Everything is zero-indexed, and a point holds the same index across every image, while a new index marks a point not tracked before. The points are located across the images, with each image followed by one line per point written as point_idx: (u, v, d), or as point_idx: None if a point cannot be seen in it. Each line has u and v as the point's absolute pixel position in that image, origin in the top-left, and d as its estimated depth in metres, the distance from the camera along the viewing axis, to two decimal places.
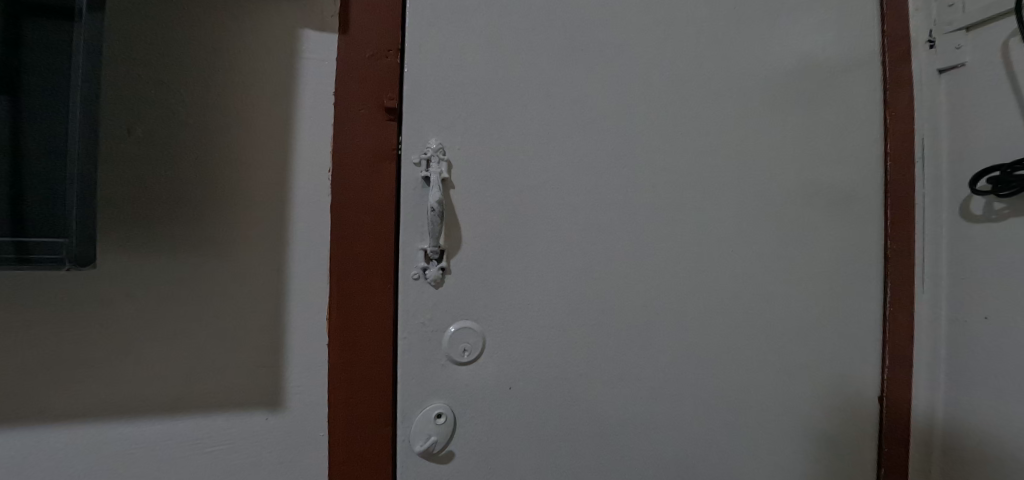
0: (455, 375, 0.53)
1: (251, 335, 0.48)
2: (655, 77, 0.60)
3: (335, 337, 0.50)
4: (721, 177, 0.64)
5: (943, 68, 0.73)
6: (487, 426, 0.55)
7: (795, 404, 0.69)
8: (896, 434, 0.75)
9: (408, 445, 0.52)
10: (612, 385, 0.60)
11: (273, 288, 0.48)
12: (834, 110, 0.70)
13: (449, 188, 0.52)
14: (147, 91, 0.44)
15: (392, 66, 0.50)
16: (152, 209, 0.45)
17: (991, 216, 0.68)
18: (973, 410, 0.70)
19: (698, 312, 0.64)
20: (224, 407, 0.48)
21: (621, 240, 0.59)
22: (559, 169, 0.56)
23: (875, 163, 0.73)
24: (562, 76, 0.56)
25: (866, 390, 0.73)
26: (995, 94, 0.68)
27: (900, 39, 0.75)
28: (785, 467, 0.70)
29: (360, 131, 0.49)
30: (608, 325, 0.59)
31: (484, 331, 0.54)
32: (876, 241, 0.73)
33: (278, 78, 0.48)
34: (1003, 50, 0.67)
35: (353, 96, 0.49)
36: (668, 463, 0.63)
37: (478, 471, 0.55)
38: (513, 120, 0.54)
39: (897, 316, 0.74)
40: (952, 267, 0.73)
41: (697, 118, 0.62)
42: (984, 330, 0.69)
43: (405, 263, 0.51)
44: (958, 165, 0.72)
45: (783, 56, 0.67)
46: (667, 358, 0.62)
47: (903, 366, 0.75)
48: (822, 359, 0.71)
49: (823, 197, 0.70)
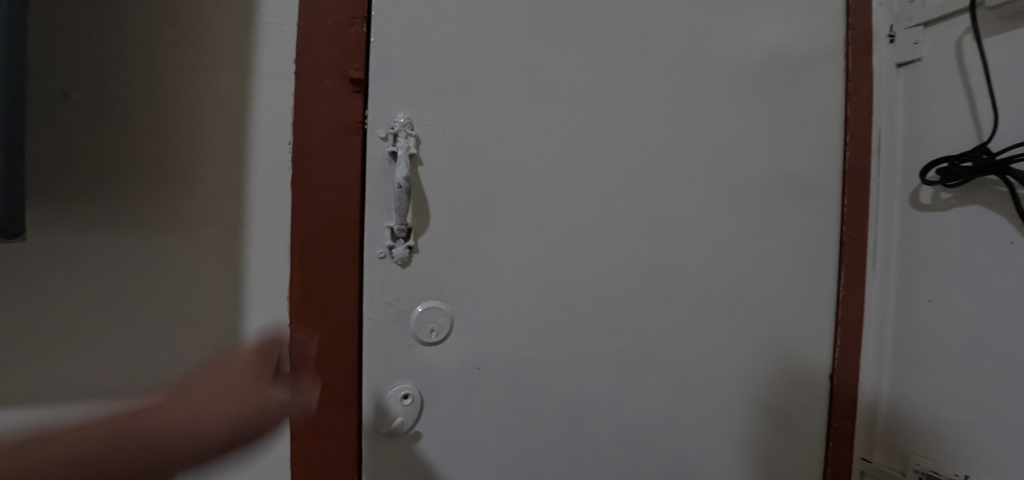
0: (423, 355, 0.52)
1: (206, 315, 0.45)
2: (629, 59, 0.60)
3: (297, 317, 0.48)
4: (691, 163, 0.65)
5: (901, 62, 0.76)
6: (455, 407, 0.54)
7: (752, 383, 0.72)
8: (844, 410, 0.80)
9: (374, 426, 0.51)
10: (581, 365, 0.60)
11: (227, 268, 0.46)
12: (798, 99, 0.72)
13: (416, 164, 0.50)
14: (87, 53, 0.41)
15: (357, 34, 0.48)
16: (92, 180, 0.41)
17: (940, 204, 0.72)
18: (915, 386, 0.75)
19: (663, 293, 0.65)
20: (176, 391, 0.45)
21: (590, 223, 0.59)
22: (530, 147, 0.55)
23: (834, 153, 0.76)
24: (536, 56, 0.55)
25: (818, 370, 0.78)
26: (948, 88, 0.71)
27: (863, 33, 0.77)
28: (742, 445, 0.73)
29: (322, 102, 0.47)
30: (576, 307, 0.59)
31: (453, 310, 0.53)
32: (832, 228, 0.77)
33: (234, 42, 0.45)
34: (957, 47, 0.70)
35: (316, 65, 0.47)
36: (632, 442, 0.65)
37: (445, 452, 0.54)
38: (484, 98, 0.53)
39: (850, 299, 0.79)
40: (902, 252, 0.77)
41: (669, 104, 0.63)
42: (929, 312, 0.73)
43: (371, 241, 0.49)
44: (911, 155, 0.75)
45: (754, 45, 0.68)
46: (632, 338, 0.63)
47: (853, 347, 0.80)
48: (780, 339, 0.74)
49: (786, 184, 0.72)
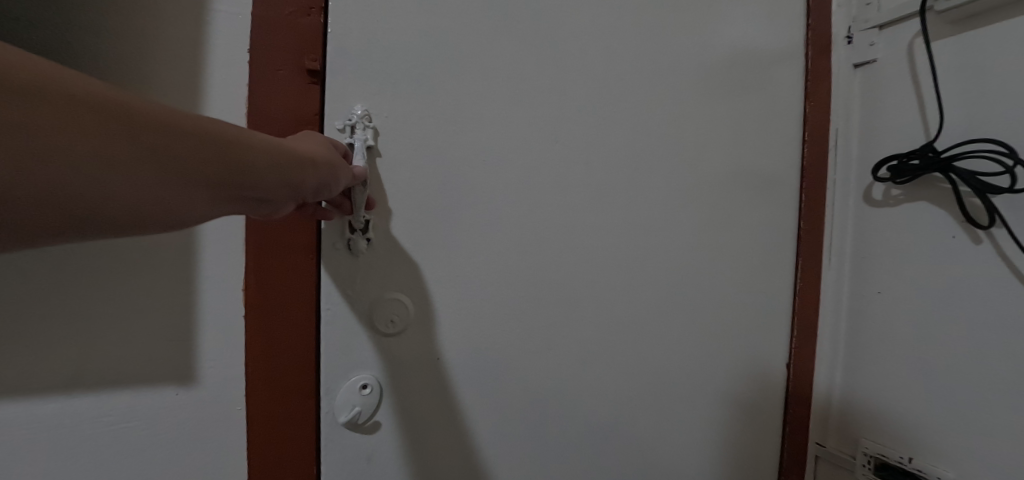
0: (382, 345, 0.53)
1: (156, 305, 0.45)
2: (592, 56, 0.61)
3: (252, 310, 0.48)
4: (653, 158, 0.67)
5: (858, 63, 0.79)
6: (417, 396, 0.55)
7: (712, 371, 0.75)
8: (800, 396, 0.83)
9: (332, 416, 0.51)
10: (544, 354, 0.62)
11: (178, 258, 0.45)
12: (759, 97, 0.74)
13: (375, 155, 0.51)
14: (28, 44, 0.39)
15: (314, 24, 0.47)
16: None
17: (889, 200, 0.75)
18: (864, 372, 0.78)
19: (624, 284, 0.66)
20: (128, 383, 0.45)
21: (552, 216, 0.60)
22: (493, 141, 0.56)
23: (792, 150, 0.79)
24: (499, 51, 0.56)
25: (775, 359, 0.81)
26: (901, 88, 0.74)
27: (823, 34, 0.80)
28: (702, 431, 0.75)
29: (278, 94, 0.47)
30: (539, 298, 0.61)
31: (413, 301, 0.54)
32: (790, 222, 0.80)
33: (184, 31, 0.44)
34: (909, 48, 0.73)
35: (271, 55, 0.47)
36: (595, 429, 0.67)
37: (407, 441, 0.55)
38: (447, 91, 0.53)
39: (806, 290, 0.82)
40: (856, 246, 0.80)
41: (632, 100, 0.64)
42: (878, 302, 0.77)
43: (329, 234, 0.50)
44: (865, 152, 0.78)
45: (716, 44, 0.70)
46: (595, 328, 0.65)
47: (808, 336, 0.83)
48: (739, 328, 0.76)
49: (747, 179, 0.75)
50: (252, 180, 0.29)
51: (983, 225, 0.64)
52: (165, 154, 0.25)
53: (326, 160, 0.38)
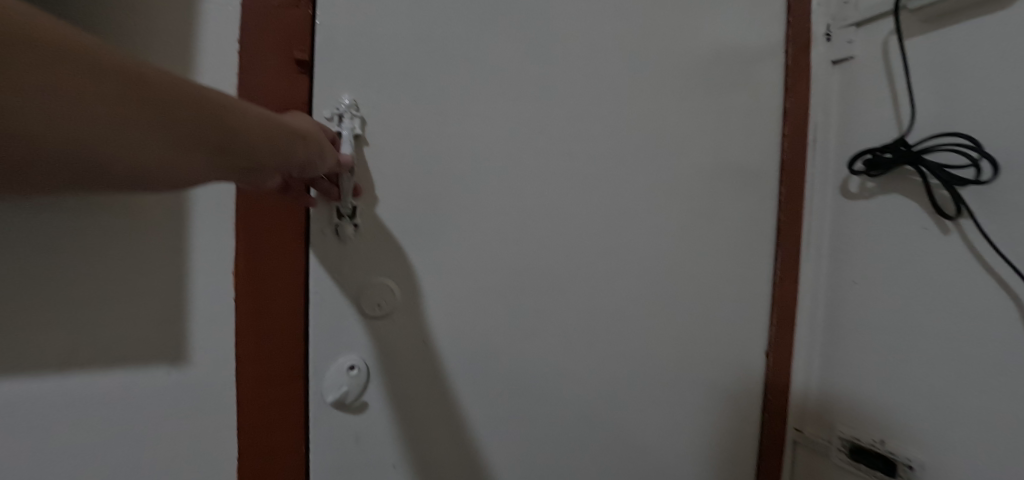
0: (370, 328, 0.54)
1: (148, 287, 0.46)
2: (577, 51, 0.63)
3: (241, 293, 0.49)
4: (636, 151, 0.69)
5: (836, 60, 0.82)
6: (404, 379, 0.57)
7: (693, 358, 0.77)
8: (778, 383, 0.86)
9: (320, 396, 0.53)
10: (529, 340, 0.64)
11: (170, 242, 0.47)
12: (740, 92, 0.77)
13: (362, 144, 0.52)
14: None
15: (302, 17, 0.49)
16: None
17: (864, 192, 0.78)
18: (839, 359, 0.81)
19: (608, 273, 0.69)
20: (120, 363, 0.46)
21: (537, 206, 0.62)
22: (480, 132, 0.58)
23: (771, 144, 0.81)
24: (486, 45, 0.57)
25: (754, 346, 0.84)
26: (875, 84, 0.77)
27: (801, 32, 0.83)
28: (683, 416, 0.78)
29: (267, 83, 0.48)
30: (524, 285, 0.63)
31: (400, 286, 0.55)
32: (769, 214, 0.83)
33: (176, 22, 0.46)
34: (884, 46, 0.76)
35: (261, 47, 0.48)
36: (579, 413, 0.69)
37: (394, 423, 0.57)
38: (435, 83, 0.55)
39: (784, 280, 0.85)
40: (833, 237, 0.83)
41: (615, 94, 0.66)
42: (853, 291, 0.79)
43: (317, 220, 0.51)
44: (842, 146, 0.81)
45: (699, 40, 0.72)
46: (579, 315, 0.67)
47: (786, 325, 0.86)
48: (720, 317, 0.79)
49: (728, 172, 0.77)
50: (250, 151, 0.31)
51: (950, 215, 0.66)
52: (177, 122, 0.26)
53: (316, 140, 0.40)
